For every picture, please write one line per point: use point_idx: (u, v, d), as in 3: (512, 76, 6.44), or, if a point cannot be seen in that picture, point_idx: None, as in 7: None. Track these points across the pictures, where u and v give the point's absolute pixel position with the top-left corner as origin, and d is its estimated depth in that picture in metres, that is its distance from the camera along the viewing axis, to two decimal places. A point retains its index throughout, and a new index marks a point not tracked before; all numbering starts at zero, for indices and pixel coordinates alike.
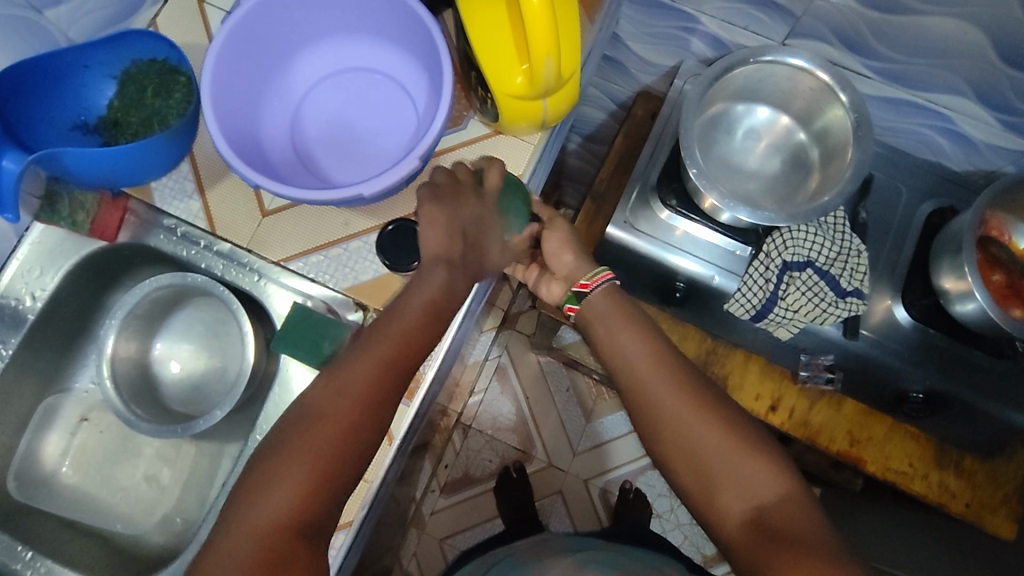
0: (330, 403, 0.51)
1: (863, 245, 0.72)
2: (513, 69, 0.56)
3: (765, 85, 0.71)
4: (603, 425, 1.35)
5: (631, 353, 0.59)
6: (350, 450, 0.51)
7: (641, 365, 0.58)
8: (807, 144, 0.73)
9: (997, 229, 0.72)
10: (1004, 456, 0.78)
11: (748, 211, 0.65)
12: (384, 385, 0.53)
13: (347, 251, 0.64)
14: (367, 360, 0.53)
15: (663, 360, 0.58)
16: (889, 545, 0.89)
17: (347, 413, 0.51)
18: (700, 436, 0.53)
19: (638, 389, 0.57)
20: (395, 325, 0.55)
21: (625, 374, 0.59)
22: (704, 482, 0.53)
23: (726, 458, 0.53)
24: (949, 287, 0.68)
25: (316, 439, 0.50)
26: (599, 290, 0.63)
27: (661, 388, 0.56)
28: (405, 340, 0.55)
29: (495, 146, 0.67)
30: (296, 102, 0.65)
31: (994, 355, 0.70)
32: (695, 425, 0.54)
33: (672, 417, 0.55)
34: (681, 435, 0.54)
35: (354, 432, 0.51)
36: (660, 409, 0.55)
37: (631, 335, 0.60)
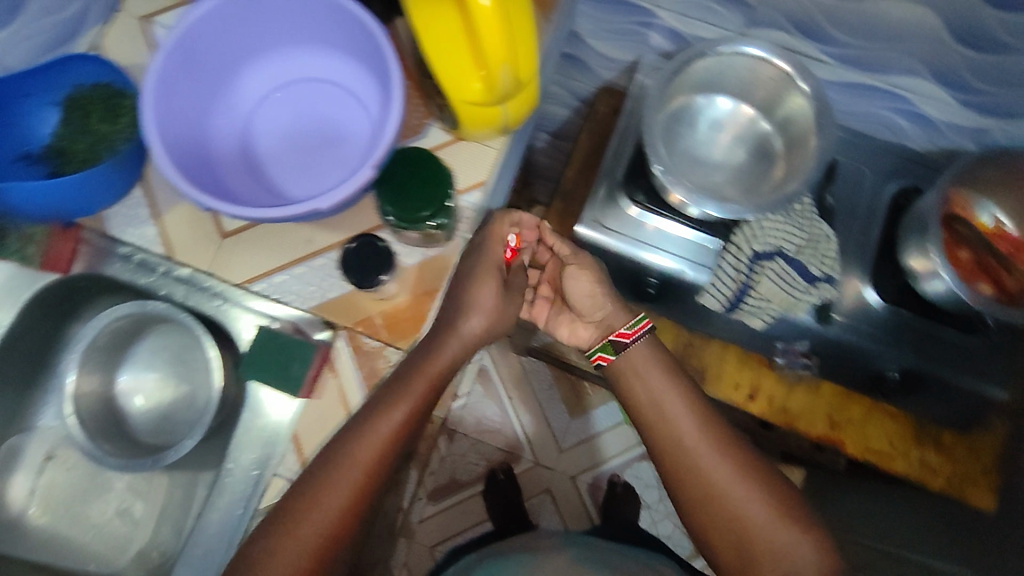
0: (356, 461, 0.56)
1: (830, 232, 0.72)
2: (471, 75, 0.55)
3: (726, 77, 0.70)
4: (588, 420, 1.36)
5: (668, 395, 0.64)
6: (365, 503, 0.57)
7: (681, 412, 0.63)
8: (771, 133, 0.72)
9: (960, 207, 0.72)
10: (981, 428, 0.78)
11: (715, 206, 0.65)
12: (400, 445, 0.58)
13: (311, 269, 0.62)
14: (390, 423, 0.57)
15: (701, 414, 0.64)
16: (871, 521, 0.90)
17: (367, 470, 0.57)
18: (726, 483, 0.60)
19: (671, 430, 0.63)
20: (416, 391, 0.59)
21: (657, 413, 0.64)
22: (729, 527, 0.60)
23: (755, 510, 0.59)
24: (917, 267, 0.69)
25: (340, 494, 0.56)
26: (641, 340, 0.66)
27: (705, 451, 0.61)
28: (421, 405, 0.59)
29: (457, 153, 0.65)
30: (246, 119, 0.64)
31: (966, 331, 0.71)
32: (727, 479, 0.61)
33: (707, 467, 0.61)
34: (711, 483, 0.60)
35: (370, 489, 0.57)
36: (695, 453, 0.62)
37: (666, 379, 0.65)
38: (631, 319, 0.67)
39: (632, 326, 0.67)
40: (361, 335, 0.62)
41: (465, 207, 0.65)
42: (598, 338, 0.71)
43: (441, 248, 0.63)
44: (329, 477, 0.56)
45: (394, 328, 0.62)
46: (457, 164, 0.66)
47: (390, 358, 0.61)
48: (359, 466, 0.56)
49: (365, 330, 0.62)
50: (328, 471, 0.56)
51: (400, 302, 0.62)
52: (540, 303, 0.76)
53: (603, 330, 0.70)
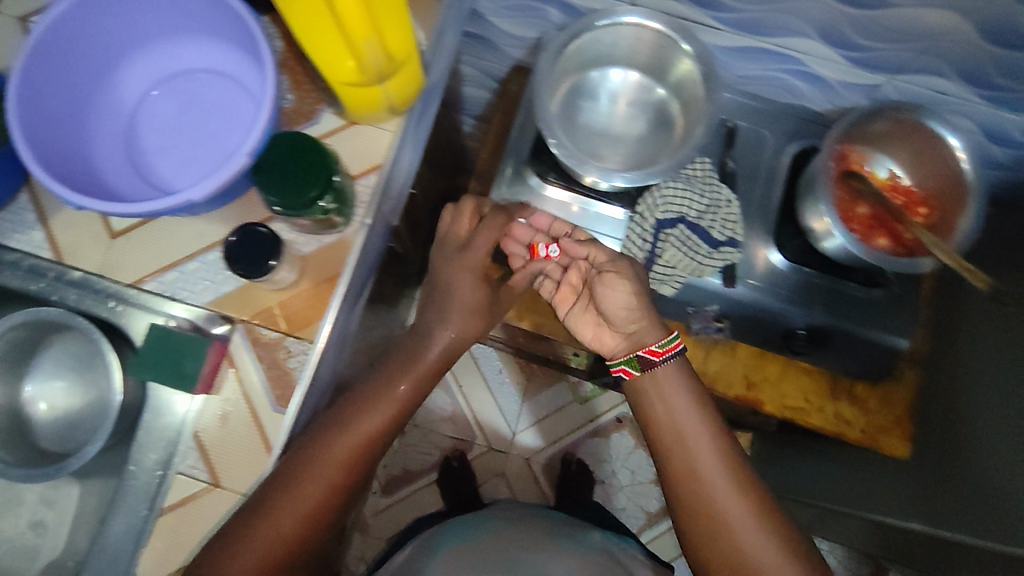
0: (319, 472, 0.57)
1: (732, 195, 0.74)
2: (340, 56, 0.52)
3: (620, 48, 0.70)
4: (537, 402, 1.37)
5: (689, 419, 0.63)
6: (325, 516, 0.58)
7: (703, 441, 0.62)
8: (666, 100, 0.73)
9: (856, 164, 0.74)
10: (893, 378, 0.82)
11: (622, 177, 0.66)
12: (367, 457, 0.61)
13: (205, 264, 0.62)
14: (358, 436, 0.60)
15: (726, 446, 0.62)
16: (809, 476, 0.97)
17: (330, 482, 0.58)
18: (741, 517, 0.58)
19: (687, 454, 0.62)
20: (387, 405, 0.62)
21: (673, 434, 0.63)
22: (730, 559, 0.58)
23: (762, 546, 0.57)
24: (816, 226, 0.71)
25: (298, 505, 0.56)
26: (671, 361, 0.65)
27: (719, 472, 0.60)
28: (393, 420, 0.63)
29: (349, 137, 0.64)
30: (129, 115, 0.62)
31: (868, 284, 0.74)
32: (738, 511, 0.59)
33: (720, 497, 0.59)
34: (723, 515, 0.59)
35: (332, 498, 0.58)
36: (713, 485, 0.60)
37: (692, 404, 0.64)
38: (666, 336, 0.65)
39: (665, 343, 0.65)
40: (259, 326, 0.61)
41: (361, 190, 0.63)
42: (625, 351, 0.68)
43: (338, 234, 0.63)
44: (289, 489, 0.56)
45: (292, 318, 0.61)
46: (352, 149, 0.64)
47: (289, 347, 0.61)
48: (323, 474, 0.57)
49: (262, 321, 0.61)
50: (289, 481, 0.56)
51: (297, 292, 0.62)
52: (564, 293, 0.72)
53: (629, 342, 0.67)
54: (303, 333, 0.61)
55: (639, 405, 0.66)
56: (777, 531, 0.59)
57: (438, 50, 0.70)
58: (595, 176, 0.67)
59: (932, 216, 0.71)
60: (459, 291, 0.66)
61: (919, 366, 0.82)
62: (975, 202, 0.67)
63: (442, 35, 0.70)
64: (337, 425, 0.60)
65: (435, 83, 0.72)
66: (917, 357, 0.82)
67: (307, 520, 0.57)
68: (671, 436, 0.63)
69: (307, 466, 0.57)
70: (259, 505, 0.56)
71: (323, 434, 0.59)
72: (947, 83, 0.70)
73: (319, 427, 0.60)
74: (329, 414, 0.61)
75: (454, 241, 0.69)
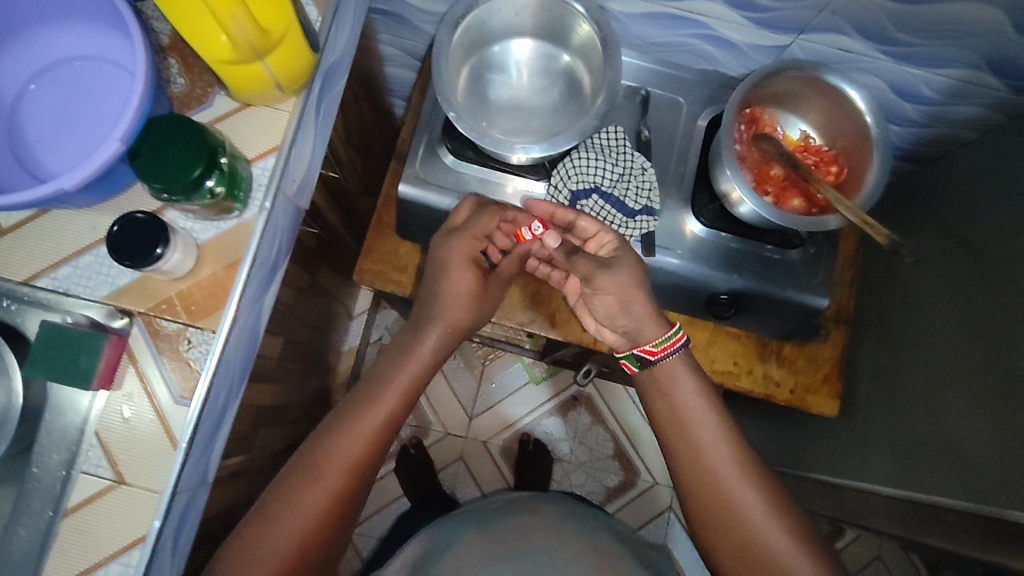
0: (334, 465, 0.63)
1: (647, 162, 0.74)
2: (213, 31, 0.51)
3: (523, 17, 0.68)
4: (494, 385, 1.36)
5: (692, 408, 0.70)
6: (341, 509, 0.64)
7: (704, 429, 0.69)
8: (573, 66, 0.72)
9: (768, 126, 0.75)
10: (821, 338, 0.83)
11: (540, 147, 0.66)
12: (374, 450, 0.66)
13: (100, 258, 0.60)
14: (362, 429, 0.66)
15: (726, 433, 0.69)
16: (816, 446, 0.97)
17: (341, 472, 0.64)
18: (742, 498, 0.65)
19: (693, 444, 0.69)
20: (388, 401, 0.68)
21: (680, 424, 0.70)
22: (729, 520, 0.66)
23: (760, 520, 0.64)
24: (729, 191, 0.70)
25: (317, 496, 0.62)
26: (666, 356, 0.71)
27: (719, 451, 0.68)
28: (394, 413, 0.69)
29: (244, 120, 0.63)
30: (5, 105, 0.59)
31: (785, 246, 0.75)
32: (738, 491, 0.66)
33: (721, 479, 0.67)
34: (727, 496, 0.66)
35: (356, 478, 0.65)
36: (716, 470, 0.67)
37: (695, 394, 0.71)
38: (662, 335, 0.71)
39: (659, 342, 0.71)
40: (158, 318, 0.60)
41: (258, 174, 0.62)
42: (624, 345, 0.76)
43: (237, 219, 0.62)
44: (307, 480, 0.63)
45: (192, 307, 0.60)
46: (249, 132, 0.63)
47: (190, 338, 0.60)
48: (336, 467, 0.63)
49: (161, 312, 0.60)
50: (308, 475, 0.63)
51: (197, 282, 0.60)
52: (570, 283, 0.79)
53: (627, 336, 0.74)
54: (205, 322, 0.60)
55: (654, 397, 0.73)
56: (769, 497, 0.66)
57: (338, 28, 0.69)
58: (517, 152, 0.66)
59: (842, 172, 0.72)
60: (453, 276, 0.72)
61: (844, 323, 0.83)
62: (878, 160, 0.68)
63: (342, 12, 0.69)
64: (346, 422, 0.66)
65: (338, 61, 0.70)
66: (842, 315, 0.83)
67: (326, 512, 0.62)
68: (679, 425, 0.70)
69: (323, 461, 0.63)
70: (280, 497, 0.62)
71: (334, 431, 0.65)
72: (852, 41, 0.70)
73: (330, 426, 0.67)
74: (337, 414, 0.68)
75: (449, 229, 0.72)
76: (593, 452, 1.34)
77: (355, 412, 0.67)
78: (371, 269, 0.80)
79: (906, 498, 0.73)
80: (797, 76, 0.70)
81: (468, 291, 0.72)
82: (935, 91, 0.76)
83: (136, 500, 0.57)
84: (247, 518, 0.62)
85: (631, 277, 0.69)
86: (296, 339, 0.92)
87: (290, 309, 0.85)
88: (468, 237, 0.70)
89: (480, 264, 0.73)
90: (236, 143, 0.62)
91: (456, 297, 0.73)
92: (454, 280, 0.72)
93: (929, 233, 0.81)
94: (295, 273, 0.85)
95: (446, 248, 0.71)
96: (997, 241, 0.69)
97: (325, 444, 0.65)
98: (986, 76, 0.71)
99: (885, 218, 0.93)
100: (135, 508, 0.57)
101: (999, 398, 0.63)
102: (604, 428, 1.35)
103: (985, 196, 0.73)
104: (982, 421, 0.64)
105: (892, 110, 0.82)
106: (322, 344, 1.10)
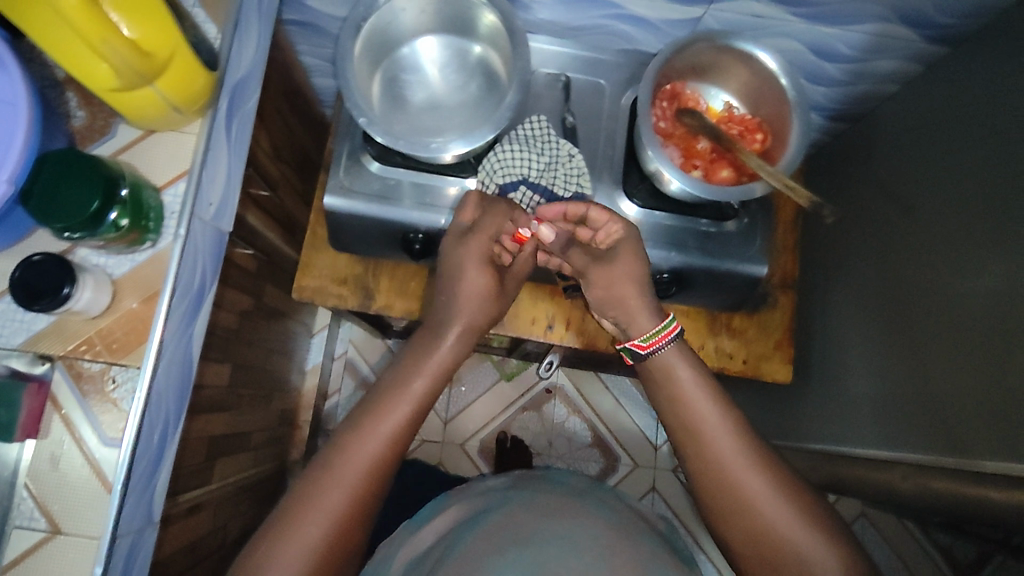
0: (350, 471, 0.59)
1: (573, 148, 0.73)
2: (92, 59, 0.49)
3: (430, 13, 0.67)
4: (465, 386, 1.35)
5: (694, 400, 0.66)
6: (358, 519, 0.59)
7: (709, 422, 0.65)
8: (486, 56, 0.71)
9: (692, 100, 0.75)
10: (769, 306, 0.85)
11: (460, 143, 0.64)
12: (393, 454, 0.62)
13: (10, 305, 0.58)
14: (379, 432, 0.61)
15: (733, 424, 0.65)
16: (783, 413, 0.98)
17: (359, 480, 0.59)
18: (755, 491, 0.61)
19: (698, 438, 0.65)
20: (407, 399, 0.63)
21: (685, 418, 0.66)
22: (738, 506, 0.62)
23: (775, 512, 0.60)
24: (656, 169, 0.69)
25: (332, 507, 0.58)
26: (658, 350, 0.67)
27: (722, 439, 0.64)
28: (414, 414, 0.64)
29: (149, 147, 0.61)
30: None
31: (719, 218, 0.74)
32: (751, 484, 0.62)
33: (731, 473, 0.62)
34: (739, 490, 0.62)
35: (367, 488, 0.60)
36: (725, 464, 0.63)
37: (698, 384, 0.66)
38: (652, 329, 0.67)
39: (647, 337, 0.67)
40: (80, 359, 0.58)
41: (170, 201, 0.61)
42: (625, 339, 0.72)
43: (152, 250, 0.60)
44: (322, 489, 0.58)
45: (114, 345, 0.58)
46: (158, 159, 0.61)
47: (116, 377, 0.58)
48: (353, 473, 0.59)
49: (82, 353, 0.58)
50: (323, 484, 0.59)
51: (117, 319, 0.59)
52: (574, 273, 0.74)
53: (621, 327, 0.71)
54: (129, 359, 0.58)
55: (657, 391, 0.69)
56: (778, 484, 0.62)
57: (242, 43, 0.67)
58: (439, 149, 0.65)
59: (767, 139, 0.72)
60: (468, 277, 0.67)
61: (792, 289, 0.85)
62: (798, 124, 0.68)
63: (244, 26, 0.67)
64: (361, 425, 0.62)
65: (246, 77, 0.68)
66: (788, 281, 0.85)
67: (343, 523, 0.58)
68: (682, 419, 0.66)
69: (338, 468, 0.59)
70: (296, 508, 0.58)
71: (351, 435, 0.61)
72: (762, 7, 0.70)
73: (347, 430, 0.62)
74: (354, 416, 0.63)
75: (460, 230, 0.68)
76: (570, 442, 1.34)
77: (370, 414, 0.62)
78: (310, 285, 0.79)
79: (887, 459, 0.71)
80: (712, 48, 0.70)
81: (480, 293, 0.68)
82: (851, 47, 0.76)
83: (74, 547, 0.56)
84: (260, 530, 0.58)
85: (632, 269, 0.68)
86: (247, 364, 0.90)
87: (234, 333, 0.83)
88: (480, 236, 0.66)
89: (494, 265, 0.69)
90: (143, 171, 0.61)
91: (469, 304, 0.68)
92: (468, 282, 0.67)
93: (865, 189, 0.81)
94: (235, 296, 0.83)
95: (446, 248, 0.68)
96: (930, 191, 0.69)
97: (341, 450, 0.60)
98: (897, 28, 0.71)
99: (821, 180, 0.93)
100: (74, 556, 0.56)
101: (955, 344, 0.63)
102: (580, 416, 1.35)
103: (914, 147, 0.73)
104: (937, 370, 0.65)
105: (814, 71, 0.82)
106: (280, 365, 1.08)
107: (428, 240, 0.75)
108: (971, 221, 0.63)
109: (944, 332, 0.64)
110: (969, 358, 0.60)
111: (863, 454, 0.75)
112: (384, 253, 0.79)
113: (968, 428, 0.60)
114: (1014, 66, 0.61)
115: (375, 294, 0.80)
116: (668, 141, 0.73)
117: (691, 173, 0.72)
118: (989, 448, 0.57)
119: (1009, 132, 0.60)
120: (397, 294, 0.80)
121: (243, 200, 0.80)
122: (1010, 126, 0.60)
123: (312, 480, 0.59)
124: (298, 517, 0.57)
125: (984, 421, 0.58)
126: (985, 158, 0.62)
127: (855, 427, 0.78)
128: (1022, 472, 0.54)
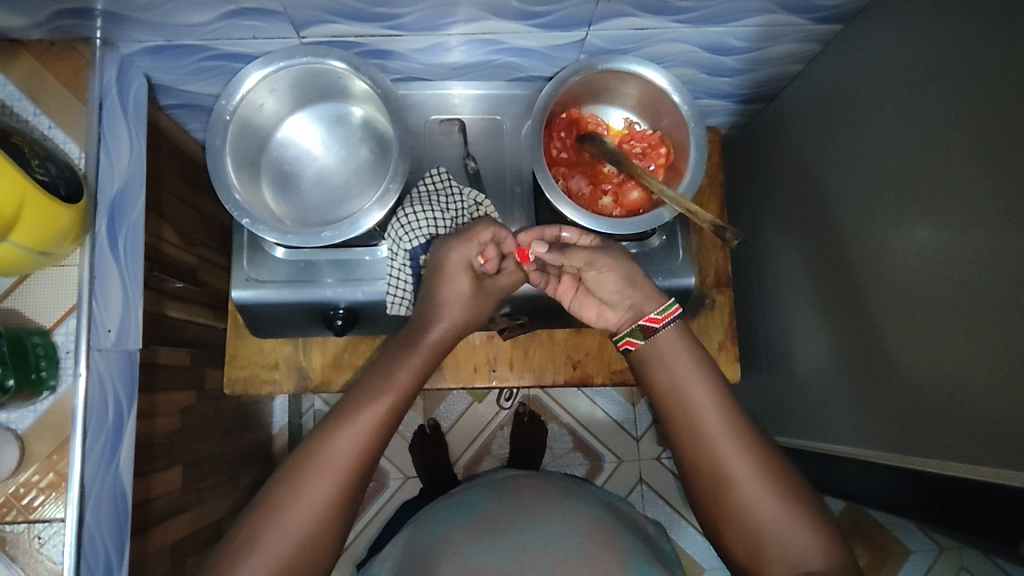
0: (337, 459, 0.54)
1: (480, 195, 0.69)
2: None
3: (297, 88, 0.65)
4: (438, 417, 1.26)
5: (694, 395, 0.59)
6: (346, 507, 0.54)
7: (711, 427, 0.58)
8: (369, 119, 0.69)
9: (592, 122, 0.72)
10: (708, 307, 0.85)
11: (351, 223, 0.61)
12: (381, 443, 0.57)
13: None
14: (360, 421, 0.56)
15: (745, 438, 0.57)
16: (749, 396, 0.98)
17: (345, 472, 0.54)
18: (769, 510, 0.54)
19: (703, 449, 0.57)
20: (390, 389, 0.58)
21: (688, 424, 0.58)
22: (743, 525, 0.55)
23: (788, 524, 0.54)
24: (561, 203, 0.62)
25: (321, 495, 0.53)
26: (671, 326, 0.61)
27: (733, 451, 0.57)
28: (399, 403, 0.58)
29: (29, 290, 0.60)
30: None
31: (637, 238, 0.74)
32: (761, 501, 0.55)
33: (736, 487, 0.56)
34: (748, 508, 0.55)
35: (350, 484, 0.54)
36: (733, 477, 0.56)
37: (700, 387, 0.59)
38: (661, 304, 0.62)
39: (661, 310, 0.61)
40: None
41: (63, 341, 0.60)
42: (629, 323, 0.63)
43: (53, 396, 0.59)
44: (308, 475, 0.53)
45: (32, 502, 0.58)
46: (42, 299, 0.60)
47: (40, 534, 0.57)
48: (339, 459, 0.54)
49: (1, 518, 0.57)
50: (309, 469, 0.53)
51: (30, 474, 0.58)
52: (565, 285, 0.67)
53: (629, 314, 0.63)
54: (51, 513, 0.58)
55: (654, 387, 0.62)
56: (795, 502, 0.55)
57: (113, 156, 0.64)
58: (330, 233, 0.61)
59: (672, 151, 0.70)
60: (452, 281, 0.61)
61: (726, 287, 0.85)
62: (695, 138, 0.67)
63: (109, 136, 0.64)
64: (345, 415, 0.56)
65: (124, 187, 0.65)
66: (722, 280, 0.85)
67: (331, 507, 0.53)
68: (677, 419, 0.59)
69: (324, 453, 0.54)
70: (277, 494, 0.53)
71: (337, 422, 0.56)
72: (641, 20, 0.65)
73: (329, 421, 0.56)
74: (337, 405, 0.58)
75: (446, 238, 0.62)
76: (552, 452, 1.25)
77: (347, 411, 0.56)
78: (242, 376, 0.79)
79: (859, 458, 0.70)
80: (594, 74, 0.68)
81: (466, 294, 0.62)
82: (744, 41, 0.71)
83: None
84: (245, 515, 0.53)
85: (625, 253, 0.62)
86: (212, 453, 0.89)
87: (179, 433, 0.79)
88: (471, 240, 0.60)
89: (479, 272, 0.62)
90: (30, 316, 0.60)
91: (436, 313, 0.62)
92: (455, 279, 0.61)
93: (791, 176, 0.79)
94: (171, 398, 0.77)
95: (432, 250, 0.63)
96: (848, 180, 0.68)
97: (320, 444, 0.55)
98: (783, 17, 0.66)
99: (747, 166, 0.91)
100: None
101: (898, 339, 0.61)
102: (558, 423, 1.27)
103: (826, 131, 0.72)
104: (881, 362, 0.64)
105: (713, 68, 0.77)
106: (251, 440, 1.04)
107: (350, 314, 0.73)
108: (889, 208, 0.62)
109: (885, 321, 0.63)
110: (915, 350, 0.59)
111: (836, 451, 0.74)
112: (310, 331, 0.77)
113: (925, 424, 0.59)
114: (906, 49, 0.59)
115: (309, 373, 0.79)
116: (573, 171, 0.70)
117: (601, 201, 0.69)
118: (943, 445, 0.57)
119: (914, 119, 0.58)
120: (332, 367, 0.79)
121: (158, 302, 0.75)
122: (924, 115, 0.57)
123: (297, 464, 0.54)
124: (276, 508, 0.52)
125: (936, 416, 0.57)
126: (894, 146, 0.61)
127: (813, 413, 0.78)
128: (980, 473, 0.53)
